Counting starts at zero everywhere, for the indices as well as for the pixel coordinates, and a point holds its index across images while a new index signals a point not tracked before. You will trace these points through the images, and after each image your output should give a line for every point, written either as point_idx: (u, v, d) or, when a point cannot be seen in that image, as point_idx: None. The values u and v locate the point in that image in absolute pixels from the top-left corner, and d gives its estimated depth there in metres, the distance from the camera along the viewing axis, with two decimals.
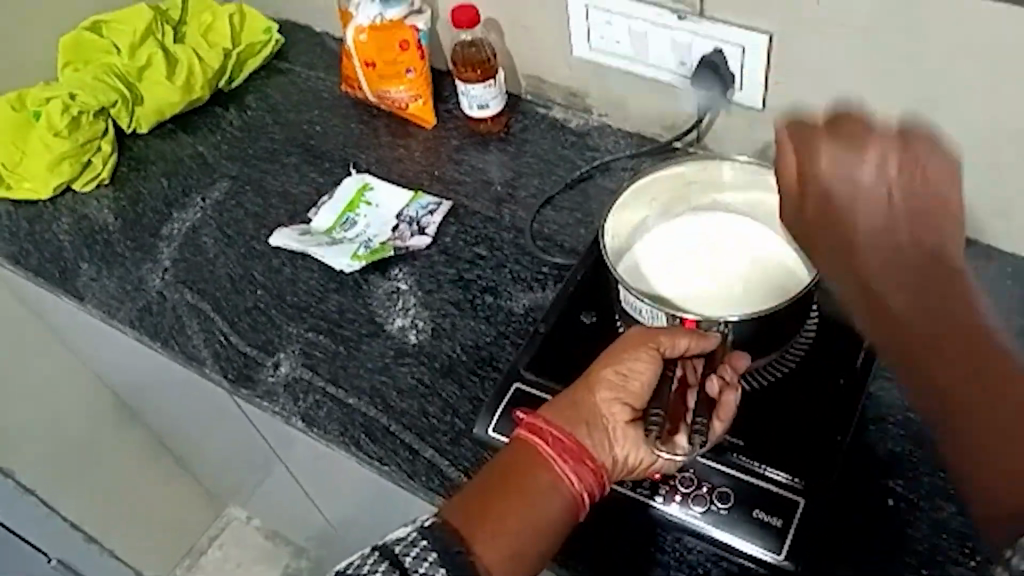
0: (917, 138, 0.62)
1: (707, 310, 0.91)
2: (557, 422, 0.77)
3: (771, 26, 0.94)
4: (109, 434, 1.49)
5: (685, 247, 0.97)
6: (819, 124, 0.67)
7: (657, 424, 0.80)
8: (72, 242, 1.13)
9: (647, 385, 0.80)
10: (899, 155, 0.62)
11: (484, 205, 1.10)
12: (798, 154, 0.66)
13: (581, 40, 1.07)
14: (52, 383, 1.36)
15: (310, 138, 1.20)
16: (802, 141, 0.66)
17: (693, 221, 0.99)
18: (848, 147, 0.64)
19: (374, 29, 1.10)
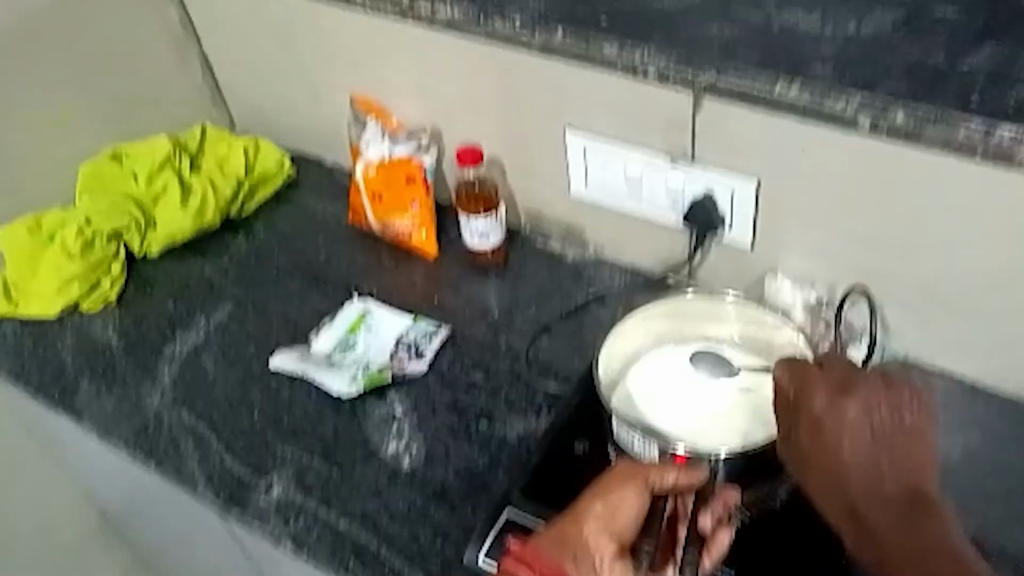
0: (892, 385, 0.81)
1: (703, 440, 0.92)
2: (546, 555, 0.76)
3: (758, 172, 0.99)
4: (94, 553, 1.46)
5: (670, 374, 0.97)
6: (810, 364, 0.85)
7: (647, 554, 0.84)
8: (75, 360, 1.15)
9: (635, 518, 0.80)
10: (881, 399, 0.79)
11: (481, 332, 1.11)
12: (796, 384, 0.83)
13: (578, 179, 1.13)
14: (43, 499, 1.35)
15: (314, 264, 1.23)
16: (797, 375, 0.84)
17: (677, 347, 1.00)
18: (839, 389, 0.81)
19: (383, 165, 1.18)
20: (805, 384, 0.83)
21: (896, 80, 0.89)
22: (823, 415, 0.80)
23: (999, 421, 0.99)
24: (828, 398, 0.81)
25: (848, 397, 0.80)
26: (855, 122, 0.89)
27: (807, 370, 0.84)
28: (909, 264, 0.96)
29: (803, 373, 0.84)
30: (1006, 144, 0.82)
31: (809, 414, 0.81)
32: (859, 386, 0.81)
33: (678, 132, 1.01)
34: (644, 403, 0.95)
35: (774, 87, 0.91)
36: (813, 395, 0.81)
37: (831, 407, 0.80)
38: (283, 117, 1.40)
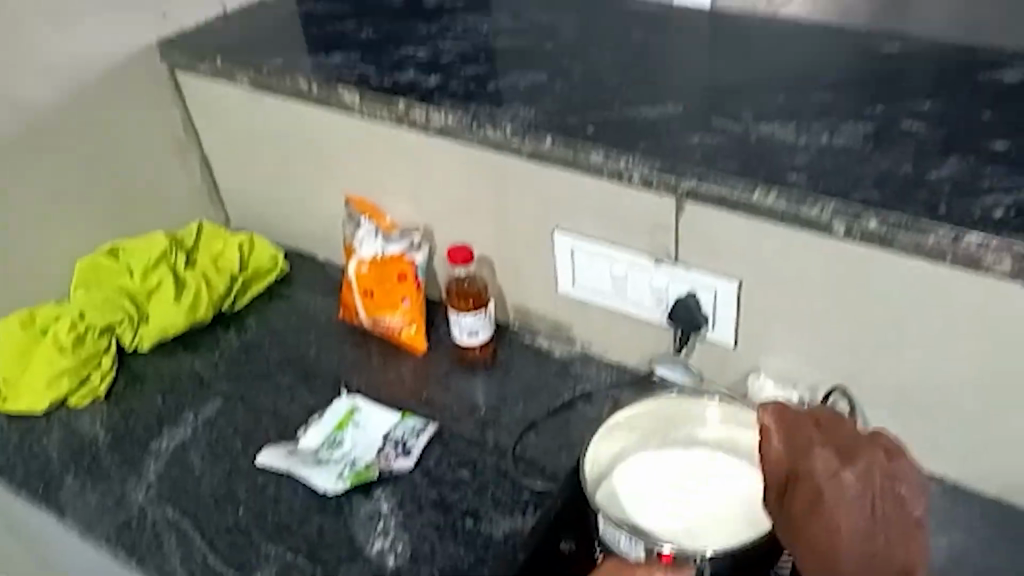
0: (887, 457, 0.84)
1: (694, 538, 0.93)
2: None
3: (740, 273, 1.03)
4: None
5: (657, 480, 1.01)
6: (805, 425, 0.86)
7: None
8: (60, 455, 1.14)
9: None
10: (876, 471, 0.82)
11: (468, 428, 1.11)
12: (790, 448, 0.85)
13: (566, 279, 1.16)
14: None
15: (304, 359, 1.24)
16: (792, 437, 0.85)
17: (660, 454, 1.04)
18: (837, 457, 0.83)
19: (375, 262, 1.21)
20: (801, 451, 0.84)
21: (869, 189, 0.93)
22: (823, 481, 0.82)
23: (982, 522, 1.00)
24: (830, 464, 0.83)
25: (849, 465, 0.83)
26: (831, 229, 0.92)
27: (806, 431, 0.85)
28: (888, 366, 0.99)
29: (800, 431, 0.86)
30: (975, 250, 0.85)
31: (807, 477, 0.83)
32: (857, 455, 0.84)
33: (662, 235, 1.05)
34: (636, 505, 0.97)
35: (753, 194, 0.95)
36: (813, 464, 0.83)
37: (832, 474, 0.82)
38: (280, 215, 1.44)
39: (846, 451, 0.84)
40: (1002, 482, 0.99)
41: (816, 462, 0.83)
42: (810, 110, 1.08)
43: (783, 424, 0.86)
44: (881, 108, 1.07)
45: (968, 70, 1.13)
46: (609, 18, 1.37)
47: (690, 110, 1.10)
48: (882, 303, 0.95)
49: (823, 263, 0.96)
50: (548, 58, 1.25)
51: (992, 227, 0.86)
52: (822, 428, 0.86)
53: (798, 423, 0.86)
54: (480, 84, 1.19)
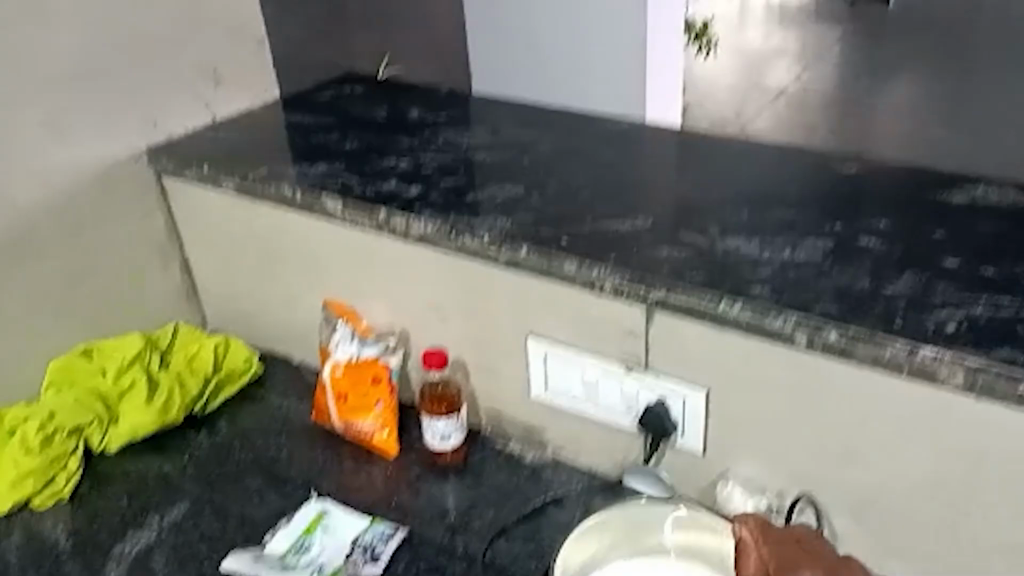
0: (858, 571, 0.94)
1: None
2: None
3: (706, 381, 1.05)
4: None
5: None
6: (786, 535, 0.96)
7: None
8: (18, 559, 1.11)
9: None
10: None
11: (438, 535, 1.10)
12: (773, 554, 0.94)
13: (538, 384, 1.18)
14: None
15: (275, 462, 1.23)
16: (773, 546, 0.95)
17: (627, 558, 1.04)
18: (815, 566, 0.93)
19: (349, 364, 1.22)
20: (785, 557, 0.94)
21: (828, 302, 0.97)
22: None
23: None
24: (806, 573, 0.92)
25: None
26: (793, 339, 0.96)
27: (785, 543, 0.95)
28: (853, 476, 1.00)
29: (779, 542, 0.95)
30: (929, 362, 0.88)
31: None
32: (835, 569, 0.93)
33: (633, 342, 1.08)
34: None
35: (717, 304, 0.99)
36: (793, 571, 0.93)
37: None
38: (258, 316, 1.45)
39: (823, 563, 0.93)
40: None
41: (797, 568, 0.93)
42: (772, 225, 1.14)
43: (761, 534, 0.96)
44: (839, 225, 1.13)
45: (919, 191, 1.20)
46: (583, 135, 1.44)
47: (659, 222, 1.15)
48: (845, 411, 0.97)
49: (785, 371, 0.99)
50: (525, 173, 1.31)
51: (944, 341, 0.89)
52: (802, 543, 0.95)
53: (776, 536, 0.96)
54: (459, 196, 1.24)
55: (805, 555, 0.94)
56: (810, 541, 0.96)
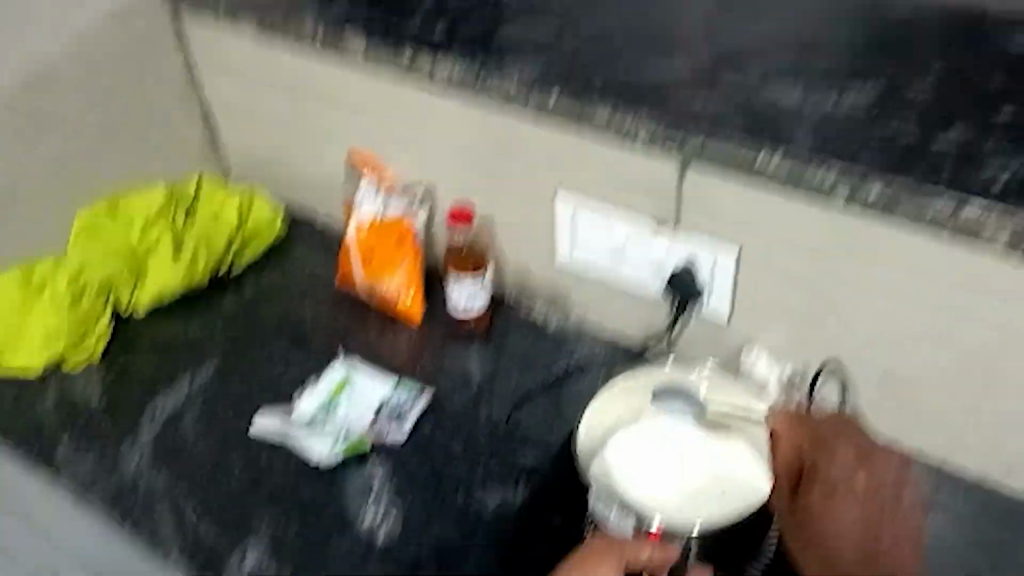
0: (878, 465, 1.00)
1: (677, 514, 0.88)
2: None
3: (739, 240, 1.00)
4: None
5: (646, 463, 0.91)
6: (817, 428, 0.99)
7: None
8: (54, 418, 1.12)
9: None
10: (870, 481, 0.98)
11: (461, 401, 1.09)
12: (814, 448, 0.98)
13: (565, 247, 1.14)
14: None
15: (302, 324, 1.22)
16: (814, 438, 0.98)
17: (660, 427, 0.93)
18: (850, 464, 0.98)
19: (376, 223, 1.21)
20: (822, 449, 0.98)
21: (875, 150, 0.91)
22: (837, 480, 0.97)
23: (951, 501, 1.00)
24: (845, 465, 0.98)
25: (859, 468, 0.98)
26: (835, 192, 0.89)
27: (825, 439, 0.98)
28: (880, 343, 0.97)
29: (816, 438, 0.98)
30: (974, 222, 0.83)
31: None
32: (871, 462, 0.99)
33: (662, 203, 1.03)
34: (633, 486, 0.90)
35: (757, 155, 0.92)
36: (831, 458, 0.98)
37: (844, 474, 0.97)
38: (278, 172, 1.41)
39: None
40: (987, 463, 0.99)
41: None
42: (822, 72, 1.04)
43: (795, 428, 0.99)
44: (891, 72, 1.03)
45: (978, 33, 1.09)
46: None
47: (698, 70, 1.06)
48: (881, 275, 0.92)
49: (823, 238, 0.94)
50: (553, 7, 1.20)
51: (996, 195, 0.84)
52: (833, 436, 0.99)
53: (814, 433, 0.99)
54: (487, 35, 1.14)
55: (844, 447, 0.98)
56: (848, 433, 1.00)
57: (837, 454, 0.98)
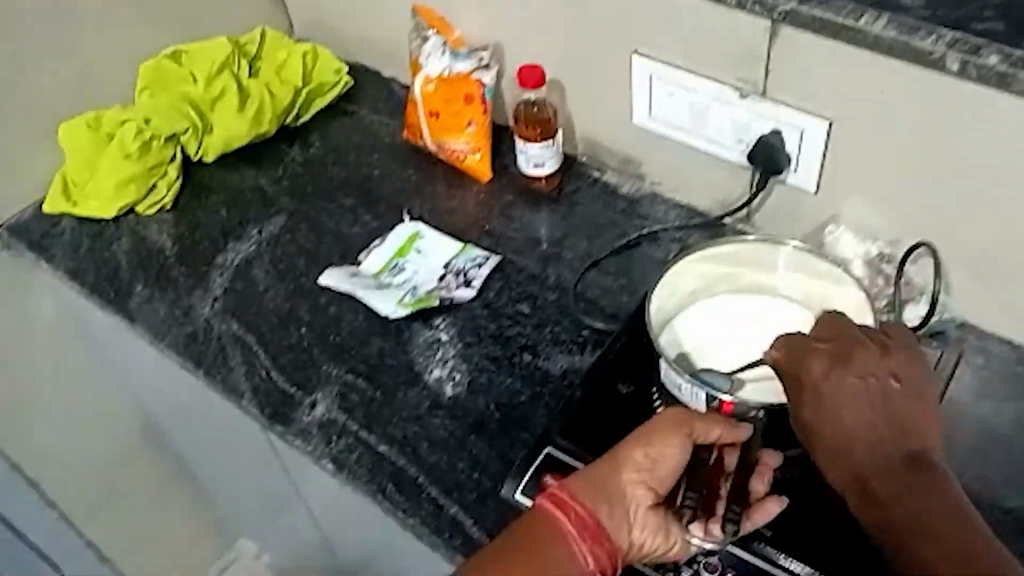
0: (871, 358, 0.72)
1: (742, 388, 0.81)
2: (583, 501, 0.69)
3: (832, 113, 0.90)
4: (140, 467, 1.44)
5: (709, 342, 0.88)
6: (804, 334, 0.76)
7: (690, 508, 0.73)
8: (129, 262, 1.14)
9: (674, 471, 0.72)
10: (863, 380, 0.71)
11: (530, 262, 1.07)
12: (792, 357, 0.74)
13: (641, 109, 1.04)
14: (99, 412, 1.34)
15: (368, 181, 1.20)
16: (793, 347, 0.74)
17: (710, 309, 0.90)
18: (836, 364, 0.72)
19: (442, 80, 1.12)
20: (802, 354, 0.74)
21: (992, 20, 0.80)
22: (825, 387, 0.71)
23: None
24: (827, 368, 0.72)
25: (842, 370, 0.72)
26: (941, 65, 0.79)
27: (809, 341, 0.75)
28: (986, 227, 0.87)
29: (800, 345, 0.74)
30: None
31: (851, 396, 0.71)
32: (861, 357, 0.73)
33: (752, 65, 0.92)
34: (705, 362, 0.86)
35: (859, 20, 0.82)
36: (815, 360, 0.73)
37: (831, 378, 0.72)
38: (333, 15, 1.30)
39: (900, 377, 0.72)
40: None
41: (845, 384, 0.71)
42: None
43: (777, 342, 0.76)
44: None
45: None
46: None
47: None
48: (993, 153, 0.82)
49: (930, 110, 0.83)
50: None
51: None
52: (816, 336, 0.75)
53: (799, 338, 0.75)
54: None
55: (830, 347, 0.73)
56: (835, 329, 0.76)
57: (822, 357, 0.73)
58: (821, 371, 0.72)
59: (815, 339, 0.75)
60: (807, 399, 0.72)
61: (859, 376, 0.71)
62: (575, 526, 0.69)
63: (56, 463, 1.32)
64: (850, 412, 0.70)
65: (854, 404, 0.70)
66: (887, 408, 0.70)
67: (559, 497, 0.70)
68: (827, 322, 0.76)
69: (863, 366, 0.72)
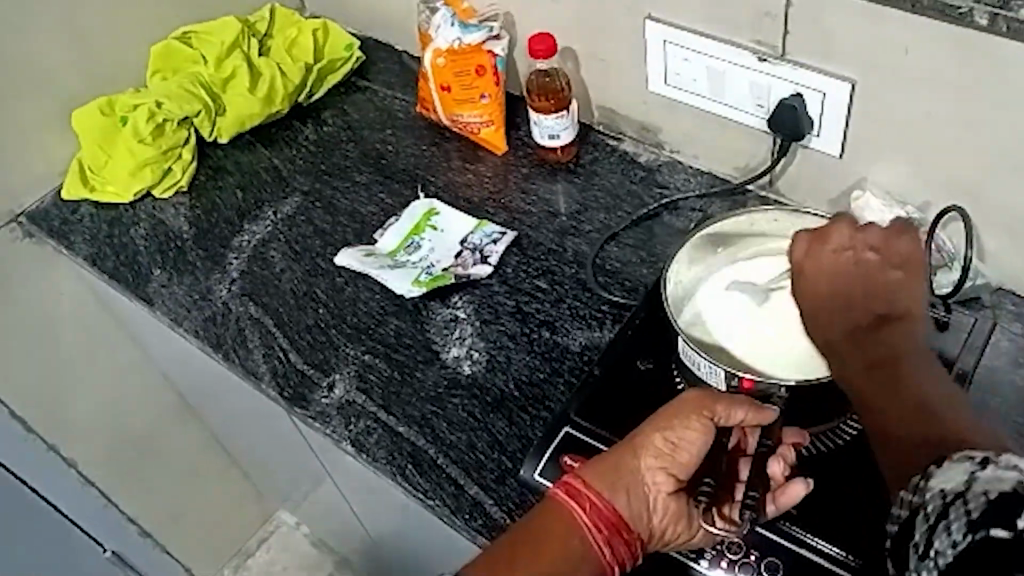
0: (870, 250, 0.72)
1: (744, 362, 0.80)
2: (597, 490, 0.69)
3: (855, 74, 0.87)
4: (169, 443, 1.45)
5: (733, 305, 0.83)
6: (817, 246, 0.74)
7: (707, 494, 0.71)
8: (147, 247, 1.13)
9: (697, 457, 0.70)
10: (860, 277, 0.72)
11: (547, 235, 1.05)
12: (805, 267, 0.74)
13: (656, 75, 1.01)
14: (127, 391, 1.35)
15: (382, 157, 1.18)
16: (807, 260, 0.74)
17: (748, 269, 0.85)
18: (834, 268, 0.73)
19: (451, 53, 1.08)
20: (810, 267, 0.74)
21: None
22: (822, 296, 0.72)
23: None
24: (828, 271, 0.73)
25: (838, 272, 0.72)
26: (970, 21, 0.76)
27: (822, 255, 0.73)
28: (1019, 185, 0.83)
29: (815, 259, 0.74)
30: None
31: (842, 277, 0.72)
32: (854, 255, 0.72)
33: (770, 26, 0.89)
34: (722, 329, 0.81)
35: None
36: (818, 267, 0.73)
37: (828, 280, 0.73)
38: None
39: (881, 249, 0.72)
40: None
41: (825, 272, 0.73)
42: None
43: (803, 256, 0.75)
44: None
45: None
46: None
47: None
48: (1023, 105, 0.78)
49: (958, 69, 0.80)
50: None
51: None
52: (828, 243, 0.74)
53: (822, 257, 0.73)
54: None
55: (828, 255, 0.73)
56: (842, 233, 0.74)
57: (822, 263, 0.73)
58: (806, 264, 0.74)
59: (833, 251, 0.73)
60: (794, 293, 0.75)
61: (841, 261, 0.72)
62: (589, 515, 0.68)
63: (89, 443, 1.33)
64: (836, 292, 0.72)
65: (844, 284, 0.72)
66: (875, 296, 0.71)
67: (573, 484, 0.69)
68: (826, 230, 0.74)
69: (843, 239, 0.73)
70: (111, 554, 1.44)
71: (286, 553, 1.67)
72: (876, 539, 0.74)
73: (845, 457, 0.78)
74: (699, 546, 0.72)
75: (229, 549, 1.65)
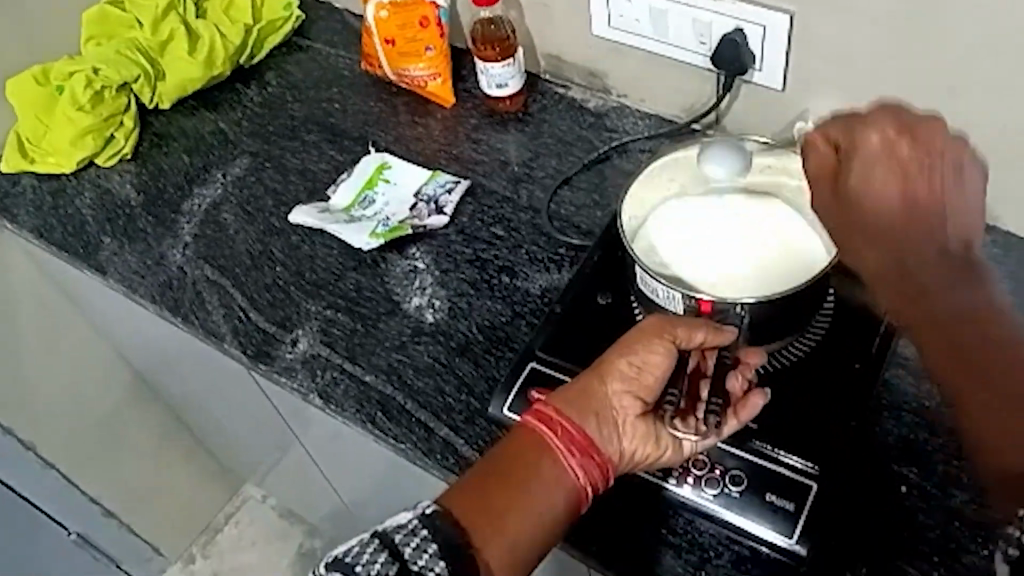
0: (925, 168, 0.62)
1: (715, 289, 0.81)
2: (568, 417, 0.70)
3: (794, 6, 0.89)
4: (130, 418, 1.43)
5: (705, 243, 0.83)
6: (867, 153, 0.64)
7: (673, 405, 0.73)
8: (95, 216, 1.11)
9: (661, 378, 0.72)
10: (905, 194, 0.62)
11: (501, 184, 1.06)
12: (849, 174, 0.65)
13: (601, 18, 1.02)
14: (83, 366, 1.33)
15: (330, 116, 1.17)
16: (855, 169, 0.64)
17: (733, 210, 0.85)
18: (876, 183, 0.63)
19: (394, 6, 1.08)
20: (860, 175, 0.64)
21: None
22: (863, 212, 0.64)
23: None
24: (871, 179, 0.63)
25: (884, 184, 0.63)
26: None
27: (865, 167, 0.64)
28: (951, 107, 0.86)
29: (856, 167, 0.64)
30: None
31: (880, 197, 0.63)
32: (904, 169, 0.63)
33: None
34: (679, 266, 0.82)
35: None
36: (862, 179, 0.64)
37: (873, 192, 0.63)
38: None
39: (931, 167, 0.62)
40: None
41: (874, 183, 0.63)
42: None
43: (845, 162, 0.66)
44: None
45: None
46: None
47: None
48: (968, 47, 0.82)
49: None
50: None
51: None
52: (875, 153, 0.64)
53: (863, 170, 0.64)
54: None
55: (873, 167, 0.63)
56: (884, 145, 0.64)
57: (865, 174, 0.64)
58: (844, 170, 0.65)
59: (881, 166, 0.63)
60: (825, 206, 0.67)
61: (888, 166, 0.63)
62: (562, 440, 0.70)
63: (49, 422, 1.31)
64: (876, 201, 0.63)
65: (891, 187, 0.62)
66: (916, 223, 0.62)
67: (544, 412, 0.71)
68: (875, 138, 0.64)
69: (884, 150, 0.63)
70: (76, 536, 1.44)
71: (253, 526, 1.66)
72: (834, 447, 0.77)
73: (801, 373, 0.82)
74: (668, 465, 0.75)
75: (196, 525, 1.64)
